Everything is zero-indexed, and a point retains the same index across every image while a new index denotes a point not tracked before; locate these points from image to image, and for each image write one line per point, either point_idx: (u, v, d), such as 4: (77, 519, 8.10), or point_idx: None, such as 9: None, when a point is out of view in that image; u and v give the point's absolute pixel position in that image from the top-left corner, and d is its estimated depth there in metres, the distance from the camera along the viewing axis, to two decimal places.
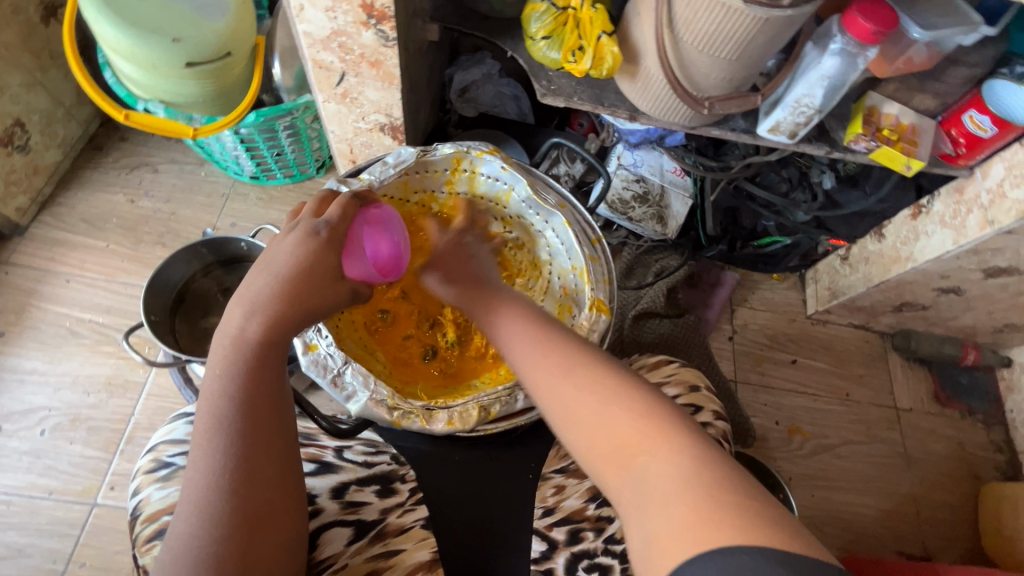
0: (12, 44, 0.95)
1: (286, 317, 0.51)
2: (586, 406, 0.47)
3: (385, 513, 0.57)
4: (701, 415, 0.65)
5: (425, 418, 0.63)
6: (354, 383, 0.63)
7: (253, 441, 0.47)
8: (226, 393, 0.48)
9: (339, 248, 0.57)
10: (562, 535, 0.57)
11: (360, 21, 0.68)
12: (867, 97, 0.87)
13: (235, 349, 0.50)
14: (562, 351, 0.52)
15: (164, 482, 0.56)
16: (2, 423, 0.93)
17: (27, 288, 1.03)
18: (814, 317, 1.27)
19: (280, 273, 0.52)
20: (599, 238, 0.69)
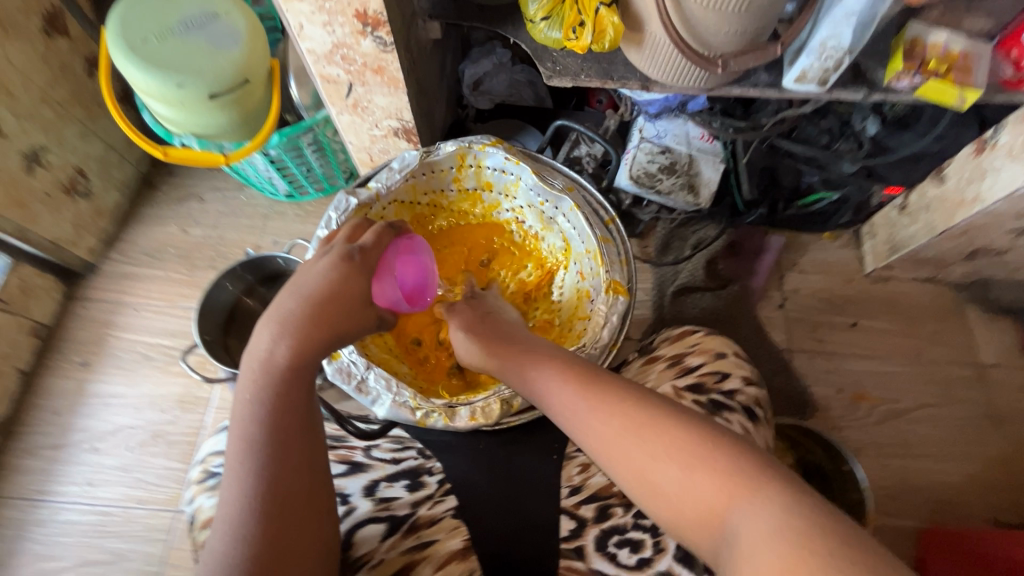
0: (64, 99, 1.04)
1: (312, 339, 0.55)
2: (668, 474, 0.44)
3: (416, 506, 0.58)
4: (729, 382, 0.59)
5: (448, 415, 0.65)
6: (377, 387, 0.66)
7: (284, 460, 0.49)
8: (256, 418, 0.51)
9: (371, 272, 0.61)
10: (590, 513, 0.55)
11: (357, 31, 0.69)
12: (908, 28, 0.79)
13: (264, 371, 0.53)
14: (625, 408, 0.48)
15: (212, 490, 0.61)
16: (96, 442, 1.03)
17: (103, 319, 1.13)
18: (874, 274, 1.18)
19: (309, 295, 0.56)
20: (613, 219, 0.66)
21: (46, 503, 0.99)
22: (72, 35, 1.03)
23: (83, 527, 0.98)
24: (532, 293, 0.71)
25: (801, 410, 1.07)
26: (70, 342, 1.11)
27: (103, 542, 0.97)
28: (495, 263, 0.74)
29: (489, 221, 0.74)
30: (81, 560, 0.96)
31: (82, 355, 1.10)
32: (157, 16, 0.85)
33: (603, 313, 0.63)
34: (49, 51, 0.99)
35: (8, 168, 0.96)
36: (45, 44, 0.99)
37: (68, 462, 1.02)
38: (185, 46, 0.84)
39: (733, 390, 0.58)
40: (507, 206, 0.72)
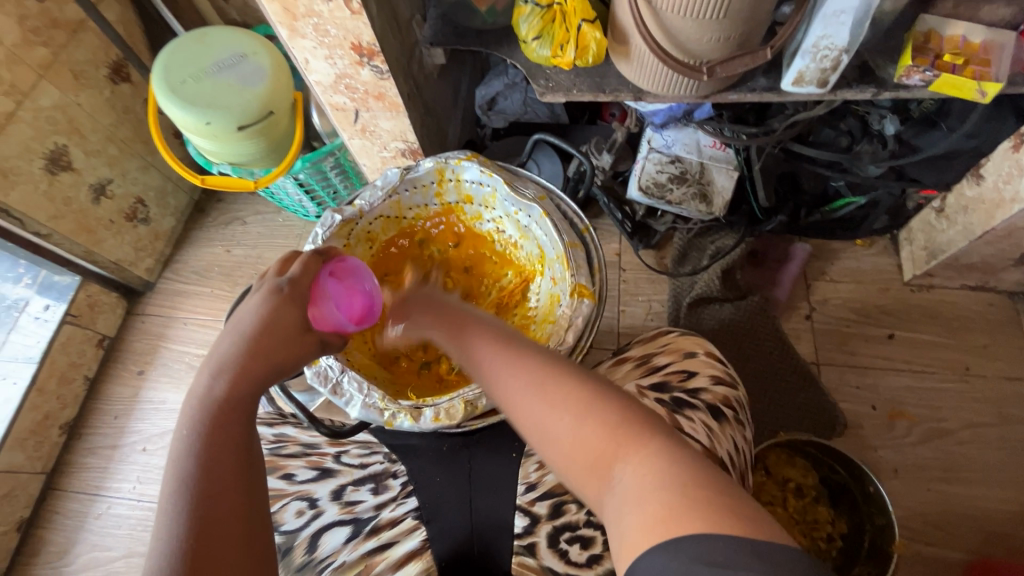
0: (127, 137, 1.18)
1: (251, 368, 0.51)
2: (561, 423, 0.45)
3: (379, 508, 0.61)
4: (695, 380, 0.63)
5: (413, 416, 0.68)
6: (351, 389, 0.70)
7: (212, 501, 0.44)
8: (188, 456, 0.45)
9: (303, 301, 0.58)
10: (544, 509, 0.58)
11: (355, 61, 0.75)
12: (920, 22, 0.74)
13: (200, 408, 0.48)
14: (533, 364, 0.50)
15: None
16: (146, 444, 1.14)
17: (156, 332, 1.25)
18: (913, 283, 1.10)
19: (244, 331, 0.53)
20: (587, 227, 0.66)
21: (101, 498, 1.10)
22: (134, 81, 1.18)
23: (131, 521, 1.08)
24: (505, 301, 0.70)
25: (830, 427, 1.00)
26: (128, 353, 1.23)
27: (147, 536, 1.06)
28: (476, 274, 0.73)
29: (473, 232, 0.73)
30: (128, 552, 1.05)
31: (137, 364, 1.22)
32: (194, 61, 0.96)
33: (568, 317, 0.60)
34: (114, 96, 1.13)
35: (79, 200, 1.10)
36: (111, 90, 1.13)
37: (122, 461, 1.13)
38: (218, 85, 0.94)
39: (698, 387, 0.62)
40: (489, 217, 0.71)
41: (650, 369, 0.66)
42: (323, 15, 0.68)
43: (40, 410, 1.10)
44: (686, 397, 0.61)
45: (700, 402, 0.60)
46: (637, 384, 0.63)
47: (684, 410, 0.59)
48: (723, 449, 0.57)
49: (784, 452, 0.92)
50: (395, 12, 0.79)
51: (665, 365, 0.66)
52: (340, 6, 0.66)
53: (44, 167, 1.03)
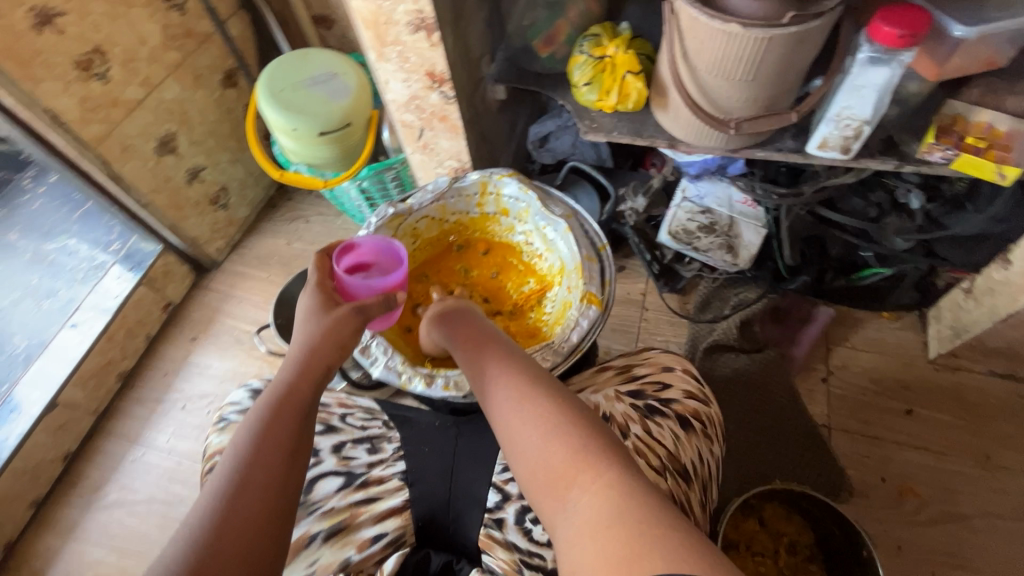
0: (225, 134, 1.36)
1: (308, 362, 0.60)
2: (531, 441, 0.53)
3: (370, 466, 0.68)
4: (668, 392, 0.69)
5: (426, 381, 0.69)
6: (376, 351, 0.71)
7: (259, 456, 0.53)
8: (250, 416, 0.56)
9: (327, 288, 0.66)
10: (515, 490, 0.64)
11: (427, 86, 0.87)
12: (947, 107, 0.79)
13: (269, 394, 0.58)
14: (522, 385, 0.57)
15: (220, 431, 0.71)
16: (185, 403, 1.25)
17: (214, 305, 1.38)
18: (938, 362, 1.09)
19: (300, 319, 0.63)
20: (604, 246, 0.71)
21: (138, 445, 1.20)
22: (240, 88, 1.37)
23: (159, 470, 1.17)
24: (520, 304, 0.77)
25: (834, 492, 0.99)
26: (187, 321, 1.37)
27: (171, 486, 1.15)
28: (501, 278, 0.80)
29: (504, 243, 0.81)
30: (151, 497, 1.14)
31: (192, 331, 1.35)
32: (292, 74, 1.11)
33: (575, 319, 0.66)
34: (222, 98, 1.32)
35: (176, 179, 1.27)
36: (220, 93, 1.32)
37: (162, 415, 1.23)
38: (310, 95, 1.09)
39: (671, 399, 0.68)
40: (520, 230, 0.79)
41: (629, 377, 0.72)
42: (407, 44, 0.81)
43: (105, 355, 1.23)
44: (659, 405, 0.67)
45: (671, 412, 0.66)
46: (615, 390, 0.69)
47: (654, 417, 0.65)
48: (688, 457, 0.64)
49: (781, 508, 0.92)
50: (468, 49, 0.91)
51: (642, 376, 0.71)
52: (422, 38, 0.79)
53: (155, 147, 1.21)
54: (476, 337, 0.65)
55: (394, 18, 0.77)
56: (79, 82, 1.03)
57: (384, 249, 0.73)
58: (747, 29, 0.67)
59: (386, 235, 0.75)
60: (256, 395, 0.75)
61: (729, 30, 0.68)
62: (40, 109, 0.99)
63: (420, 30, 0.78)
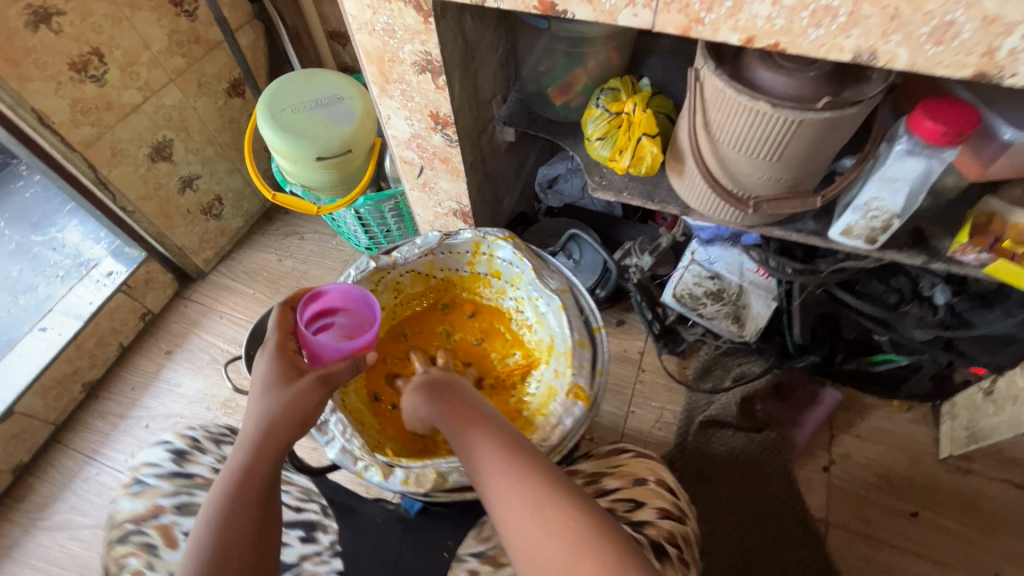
0: (225, 143, 1.31)
1: (269, 437, 0.55)
2: (554, 555, 0.47)
3: (302, 559, 0.60)
4: (642, 512, 0.59)
5: (384, 473, 0.62)
6: (335, 430, 0.64)
7: (230, 542, 0.49)
8: (219, 493, 0.52)
9: (288, 350, 0.60)
10: None
11: (429, 127, 0.82)
12: (982, 203, 0.73)
13: (226, 478, 0.53)
14: (534, 484, 0.51)
15: (134, 496, 0.63)
16: (150, 421, 1.18)
17: (194, 318, 1.33)
18: (949, 462, 1.02)
19: (261, 383, 0.58)
20: (600, 327, 0.65)
21: (94, 463, 1.14)
22: (247, 97, 1.33)
23: (112, 493, 1.10)
24: (502, 378, 0.71)
25: None
26: (164, 332, 1.31)
27: None
28: (485, 346, 0.74)
29: (493, 306, 0.75)
30: (99, 523, 1.07)
31: (168, 345, 1.29)
32: (297, 94, 1.07)
33: (559, 414, 0.60)
34: (225, 106, 1.28)
35: (167, 186, 1.22)
36: (224, 101, 1.27)
37: (124, 432, 1.17)
38: (312, 119, 1.04)
39: (644, 520, 0.58)
40: (511, 295, 0.72)
41: (599, 491, 0.64)
42: (411, 83, 0.76)
43: (72, 364, 1.17)
44: (632, 529, 0.57)
45: (643, 535, 0.56)
46: None
47: None
48: None
49: None
50: (478, 91, 0.86)
51: (613, 491, 0.63)
52: (428, 79, 0.74)
53: (148, 153, 1.16)
54: (462, 407, 0.59)
55: (400, 57, 0.72)
56: (72, 83, 0.99)
57: (354, 298, 0.69)
58: (775, 109, 0.62)
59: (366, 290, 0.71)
60: (178, 457, 0.68)
61: (756, 108, 0.62)
62: (26, 109, 0.95)
63: (426, 71, 0.73)
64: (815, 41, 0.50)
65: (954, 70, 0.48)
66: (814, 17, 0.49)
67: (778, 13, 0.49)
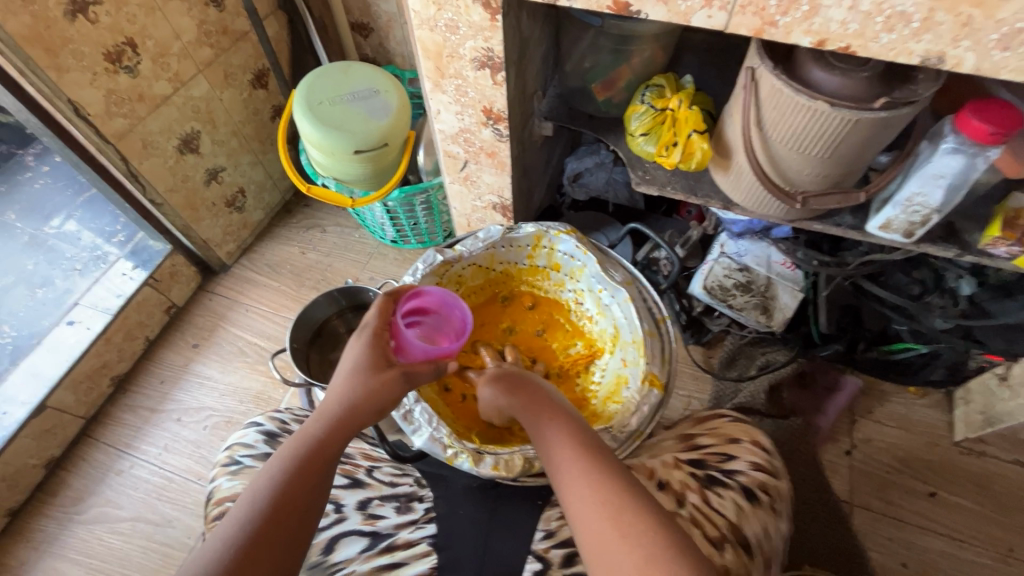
0: (249, 135, 1.31)
1: (347, 419, 0.58)
2: (626, 562, 0.46)
3: (398, 528, 0.63)
4: (733, 463, 0.64)
5: (474, 459, 0.68)
6: (420, 418, 0.70)
7: (291, 499, 0.51)
8: (293, 450, 0.55)
9: (383, 342, 0.65)
10: (558, 557, 0.58)
11: (480, 122, 0.83)
12: (1012, 198, 0.77)
13: (297, 443, 0.55)
14: (609, 490, 0.51)
15: (232, 475, 0.69)
16: (182, 415, 1.18)
17: (220, 311, 1.32)
18: (964, 445, 1.07)
19: (351, 364, 0.62)
20: (665, 318, 0.68)
21: (128, 456, 1.13)
22: (270, 89, 1.32)
23: (147, 486, 1.10)
24: (567, 367, 0.73)
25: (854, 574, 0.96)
26: (190, 326, 1.30)
27: (160, 504, 1.08)
28: (547, 336, 0.76)
29: (553, 298, 0.78)
30: (137, 515, 1.07)
31: (194, 338, 1.28)
32: (332, 87, 1.07)
33: (635, 402, 0.64)
34: (250, 98, 1.27)
35: (194, 179, 1.21)
36: (249, 93, 1.26)
37: (156, 425, 1.17)
38: (349, 112, 1.05)
39: (735, 470, 0.62)
40: (571, 287, 0.75)
41: (691, 446, 0.68)
42: (468, 79, 0.77)
43: (101, 358, 1.16)
44: (720, 476, 0.62)
45: (734, 482, 0.61)
46: (674, 457, 0.65)
47: (715, 486, 0.60)
48: (751, 529, 0.58)
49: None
50: (525, 87, 0.87)
51: (706, 446, 0.67)
52: (486, 75, 0.75)
53: (177, 145, 1.15)
54: (535, 396, 0.62)
55: (459, 53, 0.73)
56: (106, 74, 0.98)
57: (448, 303, 0.72)
58: (833, 108, 0.64)
59: (433, 284, 0.73)
60: (270, 439, 0.74)
61: (813, 106, 0.65)
62: (62, 100, 0.93)
63: (485, 67, 0.74)
64: (885, 45, 0.53)
65: (1016, 75, 0.51)
66: (888, 22, 0.51)
67: (853, 18, 0.52)
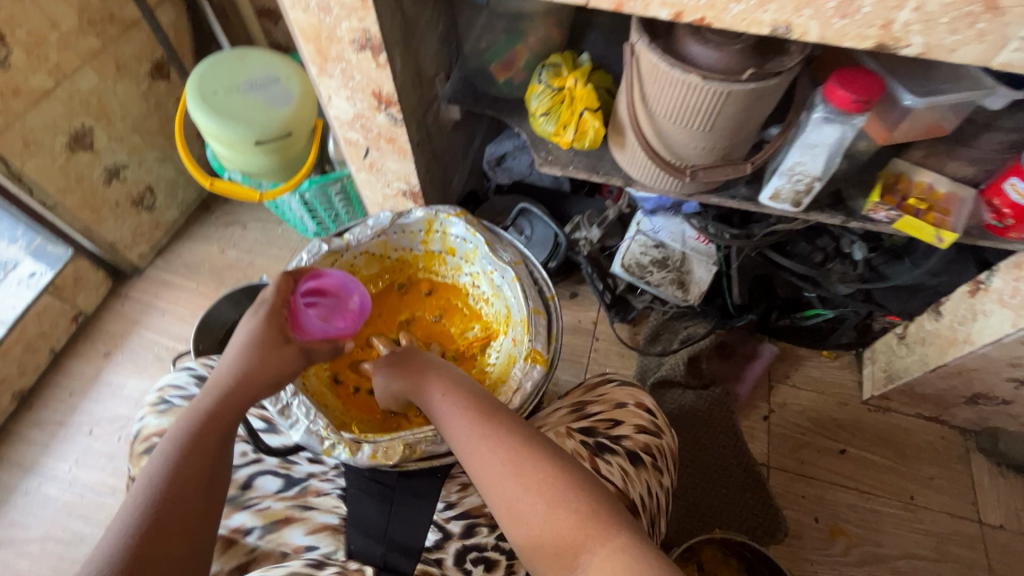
0: (152, 130, 1.24)
1: (239, 387, 0.56)
2: (534, 508, 0.50)
3: (309, 476, 0.67)
4: (620, 428, 0.68)
5: (351, 449, 0.64)
6: (298, 413, 0.65)
7: (192, 467, 0.51)
8: (192, 423, 0.53)
9: (282, 320, 0.61)
10: (458, 528, 0.61)
11: (373, 106, 0.81)
12: (892, 164, 0.81)
13: (188, 418, 0.54)
14: (509, 447, 0.54)
15: (159, 413, 0.67)
16: (93, 427, 1.12)
17: (133, 317, 1.26)
18: (871, 403, 1.12)
19: (243, 339, 0.59)
20: (553, 296, 0.69)
21: (34, 474, 1.07)
22: (172, 80, 1.25)
23: (57, 504, 1.05)
24: (462, 351, 0.73)
25: (770, 533, 1.00)
26: (101, 333, 1.24)
27: (70, 522, 1.03)
28: (444, 321, 0.76)
29: (450, 283, 0.77)
30: (46, 535, 1.02)
31: (106, 346, 1.22)
32: (228, 75, 1.02)
33: (519, 379, 0.63)
34: (149, 90, 1.20)
35: (91, 178, 1.14)
36: (148, 84, 1.20)
37: (65, 440, 1.11)
38: (247, 101, 1.00)
39: (621, 435, 0.67)
40: (466, 271, 0.74)
41: (582, 415, 0.71)
42: (351, 62, 0.74)
43: None
44: (609, 442, 0.66)
45: (620, 448, 0.66)
46: (566, 426, 0.68)
47: (603, 454, 0.64)
48: (636, 492, 0.63)
49: (721, 550, 0.91)
50: (421, 70, 0.85)
51: (595, 413, 0.70)
52: (368, 57, 0.73)
53: (66, 143, 1.08)
54: (422, 370, 0.63)
55: (337, 35, 0.71)
56: None
57: (349, 286, 0.70)
58: (705, 81, 0.65)
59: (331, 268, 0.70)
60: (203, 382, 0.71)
61: (687, 80, 0.66)
62: None
63: (365, 49, 0.72)
64: (736, 15, 0.54)
65: (858, 42, 0.53)
66: None
67: None
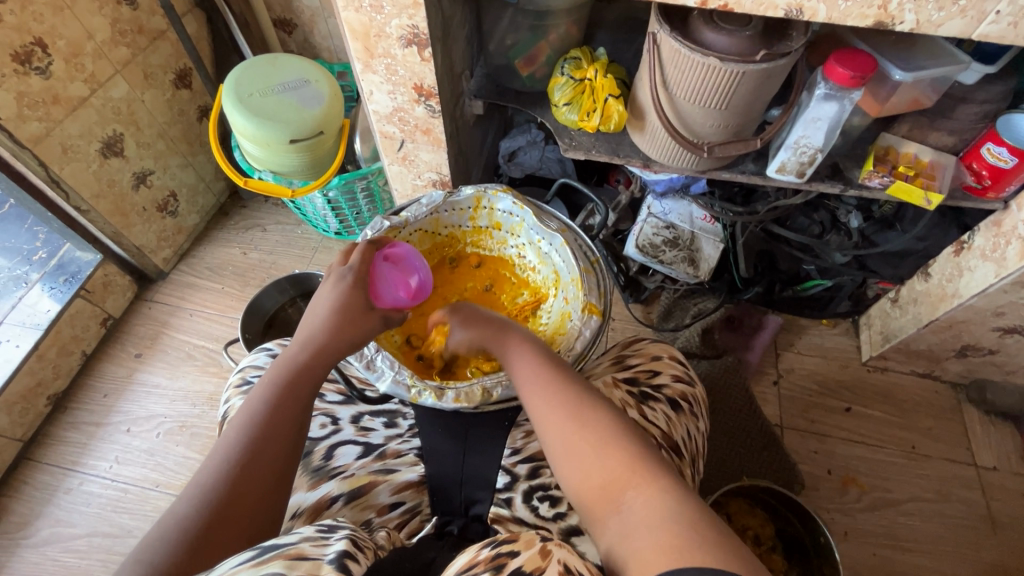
0: (176, 136, 1.28)
1: (328, 346, 0.62)
2: (587, 449, 0.53)
3: (387, 439, 0.71)
4: (658, 378, 0.74)
5: (437, 394, 0.71)
6: (383, 364, 0.72)
7: (283, 416, 0.57)
8: (284, 375, 0.59)
9: (365, 288, 0.67)
10: (523, 469, 0.67)
11: (413, 99, 0.87)
12: (881, 139, 0.91)
13: (280, 368, 0.60)
14: (570, 395, 0.57)
15: (244, 393, 0.72)
16: (131, 425, 1.15)
17: (161, 319, 1.29)
18: (870, 364, 1.21)
19: (328, 308, 0.64)
20: (598, 257, 0.78)
21: (75, 474, 1.09)
22: (194, 89, 1.29)
23: (101, 500, 1.07)
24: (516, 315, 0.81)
25: (788, 485, 1.07)
26: (129, 336, 1.26)
27: (117, 516, 1.05)
28: (495, 289, 0.83)
29: (497, 256, 0.85)
30: (92, 530, 1.04)
31: (136, 348, 1.25)
32: (262, 79, 1.08)
33: (578, 329, 0.73)
34: (174, 99, 1.25)
35: (121, 183, 1.18)
36: (172, 93, 1.24)
37: (103, 439, 1.13)
38: (281, 101, 1.06)
39: (661, 384, 0.73)
40: (513, 243, 0.83)
41: (623, 366, 0.76)
42: (397, 57, 0.81)
43: (35, 376, 1.11)
44: (652, 391, 0.71)
45: (662, 395, 0.71)
46: (612, 377, 0.73)
47: (648, 402, 0.70)
48: (679, 434, 0.69)
49: (745, 502, 0.98)
50: (453, 66, 0.92)
51: (635, 364, 0.76)
52: (413, 52, 0.79)
53: (99, 149, 1.12)
54: (499, 325, 0.68)
55: (386, 32, 0.77)
56: (17, 76, 0.95)
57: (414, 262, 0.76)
58: (722, 63, 0.73)
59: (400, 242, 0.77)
60: None
61: (707, 63, 0.74)
62: None
63: (412, 45, 0.78)
64: (755, 1, 0.62)
65: (860, 20, 0.62)
66: None
67: None
